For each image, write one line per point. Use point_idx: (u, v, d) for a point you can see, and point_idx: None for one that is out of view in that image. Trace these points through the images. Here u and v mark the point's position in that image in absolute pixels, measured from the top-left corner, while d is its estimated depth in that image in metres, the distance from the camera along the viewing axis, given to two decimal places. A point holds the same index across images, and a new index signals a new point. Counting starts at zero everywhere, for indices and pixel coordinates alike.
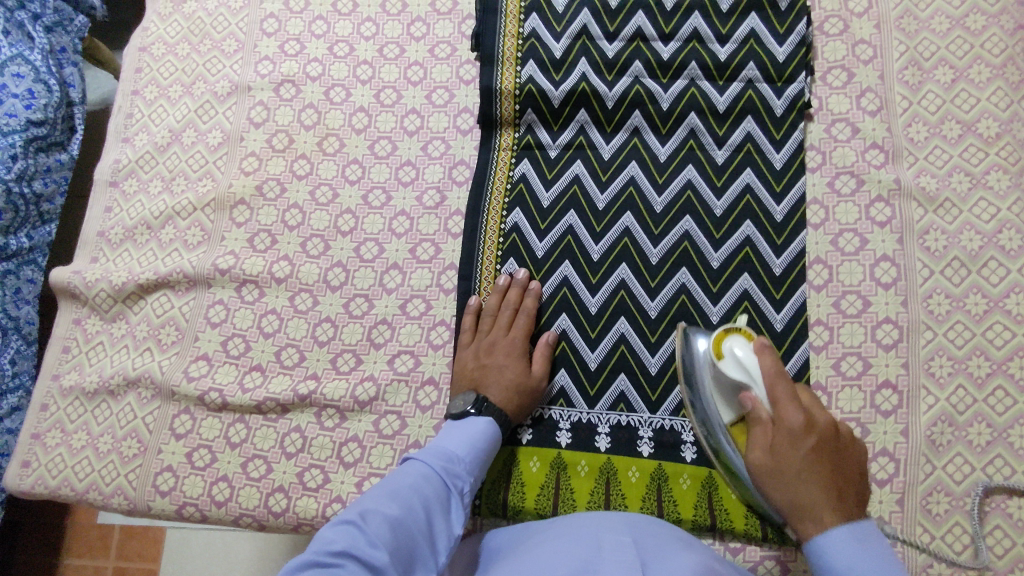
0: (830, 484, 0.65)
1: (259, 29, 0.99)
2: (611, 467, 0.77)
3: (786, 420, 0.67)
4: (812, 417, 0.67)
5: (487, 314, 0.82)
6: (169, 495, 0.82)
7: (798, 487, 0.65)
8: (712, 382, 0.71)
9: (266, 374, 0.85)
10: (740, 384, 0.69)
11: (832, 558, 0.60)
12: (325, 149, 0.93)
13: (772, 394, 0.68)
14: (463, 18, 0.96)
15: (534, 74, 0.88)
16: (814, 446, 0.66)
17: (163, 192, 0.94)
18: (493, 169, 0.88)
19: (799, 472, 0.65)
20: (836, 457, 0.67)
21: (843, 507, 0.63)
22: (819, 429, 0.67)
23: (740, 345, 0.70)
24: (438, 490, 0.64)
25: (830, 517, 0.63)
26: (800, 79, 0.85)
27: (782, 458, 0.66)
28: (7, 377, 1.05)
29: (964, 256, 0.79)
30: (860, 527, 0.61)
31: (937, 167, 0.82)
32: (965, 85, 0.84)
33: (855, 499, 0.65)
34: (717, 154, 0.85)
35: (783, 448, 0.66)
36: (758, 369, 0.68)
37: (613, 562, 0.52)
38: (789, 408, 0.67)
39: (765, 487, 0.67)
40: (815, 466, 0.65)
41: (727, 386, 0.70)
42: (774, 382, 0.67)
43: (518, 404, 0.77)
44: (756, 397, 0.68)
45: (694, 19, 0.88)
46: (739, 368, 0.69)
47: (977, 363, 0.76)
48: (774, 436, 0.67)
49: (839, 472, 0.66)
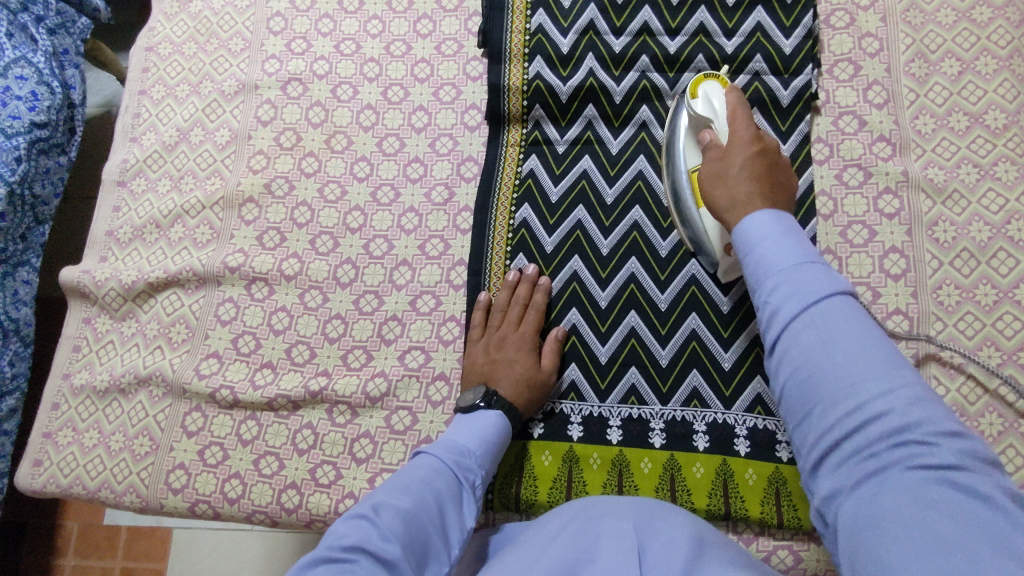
0: (760, 175, 0.64)
1: (265, 27, 0.99)
2: (624, 459, 0.77)
3: (740, 122, 0.69)
4: (762, 133, 0.68)
5: (498, 309, 0.82)
6: (182, 492, 0.82)
7: (730, 170, 0.66)
8: (687, 119, 0.79)
9: (277, 371, 0.85)
10: (707, 122, 0.75)
11: (749, 230, 0.57)
12: (332, 146, 0.93)
13: (730, 113, 0.71)
14: (469, 15, 0.96)
15: (541, 71, 0.88)
16: (760, 150, 0.66)
17: (172, 191, 0.94)
18: (501, 165, 0.88)
19: (737, 163, 0.66)
20: (777, 172, 0.66)
21: (768, 201, 0.62)
22: (766, 142, 0.67)
23: (714, 90, 0.76)
24: (449, 484, 0.65)
25: (754, 209, 0.61)
26: (807, 72, 0.85)
27: (734, 153, 0.67)
28: (6, 379, 1.06)
29: (973, 247, 0.79)
30: (773, 211, 0.58)
31: (945, 158, 0.82)
32: (972, 77, 0.84)
33: (783, 208, 0.64)
34: None
35: (730, 150, 0.68)
36: (722, 109, 0.74)
37: (612, 552, 0.52)
38: (744, 125, 0.69)
39: (709, 186, 0.68)
40: (751, 160, 0.65)
41: (698, 126, 0.77)
42: (735, 107, 0.71)
43: (527, 399, 0.77)
44: (715, 130, 0.72)
45: (700, 14, 0.88)
46: (707, 108, 0.76)
47: (988, 353, 0.76)
48: (727, 147, 0.68)
49: (774, 179, 0.65)
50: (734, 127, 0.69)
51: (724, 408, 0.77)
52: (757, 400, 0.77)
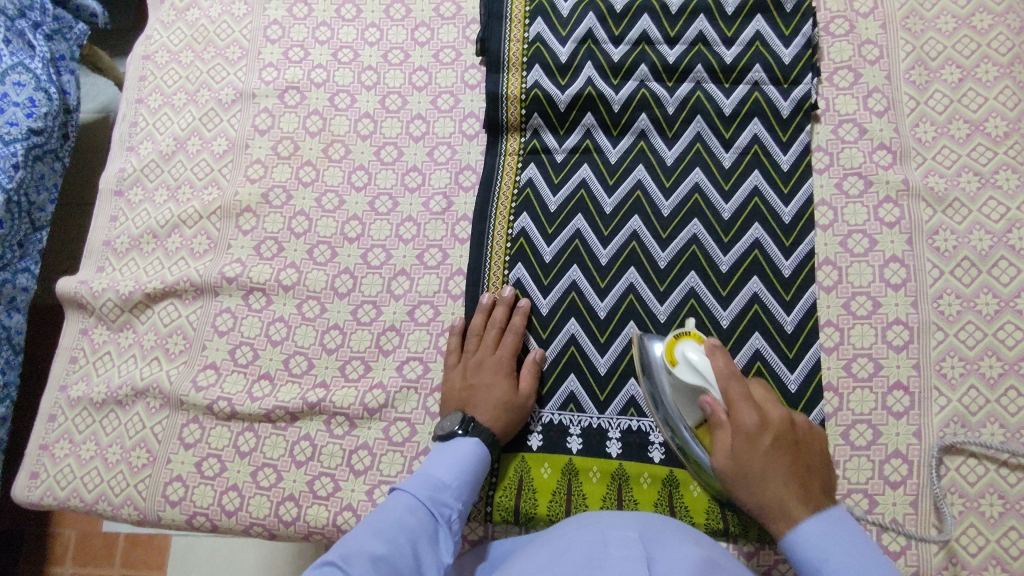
0: (795, 479, 0.66)
1: (263, 35, 0.99)
2: (624, 473, 0.76)
3: (743, 418, 0.68)
4: (766, 415, 0.68)
5: (473, 333, 0.81)
6: (180, 505, 0.81)
7: (766, 485, 0.66)
8: (670, 386, 0.73)
9: (275, 382, 0.85)
10: (697, 388, 0.71)
11: (808, 542, 0.62)
12: (330, 155, 0.92)
13: (724, 389, 0.69)
14: (467, 23, 0.96)
15: (539, 79, 0.88)
16: (775, 442, 0.67)
17: (169, 200, 0.94)
18: (499, 174, 0.87)
19: (764, 462, 0.66)
20: (801, 451, 0.68)
21: (809, 497, 0.65)
22: (775, 426, 0.68)
23: (691, 348, 0.72)
24: (424, 523, 0.65)
25: (799, 510, 0.64)
26: (807, 80, 0.84)
27: (745, 452, 0.67)
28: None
29: (974, 256, 0.79)
30: (830, 517, 0.63)
31: (945, 167, 0.82)
32: (972, 84, 0.83)
33: (822, 486, 0.67)
34: (725, 157, 0.84)
35: (744, 446, 0.67)
36: (713, 372, 0.70)
37: (620, 557, 0.52)
38: (745, 411, 0.68)
39: (732, 486, 0.68)
40: (781, 462, 0.66)
41: (686, 391, 0.72)
42: (727, 379, 0.69)
43: (506, 423, 0.77)
44: (713, 399, 0.70)
45: (699, 22, 0.88)
46: (694, 372, 0.71)
47: (990, 363, 0.76)
48: (734, 441, 0.68)
49: (806, 472, 0.67)
50: (738, 444, 0.67)
51: None
52: None
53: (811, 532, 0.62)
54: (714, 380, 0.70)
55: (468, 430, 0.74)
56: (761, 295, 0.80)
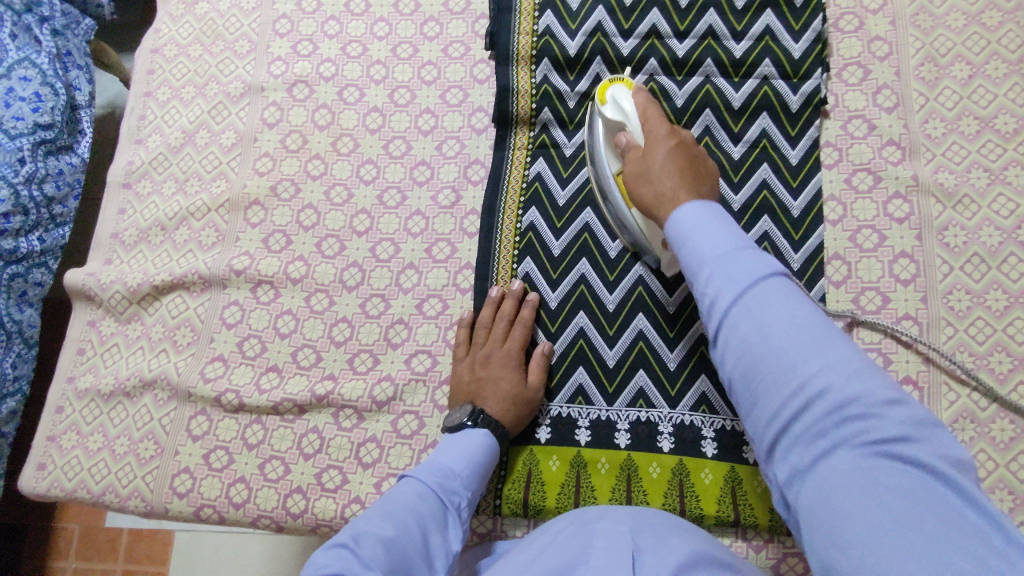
0: (684, 172, 0.63)
1: (271, 29, 0.99)
2: (633, 464, 0.76)
3: (651, 125, 0.69)
4: (677, 131, 0.68)
5: (481, 326, 0.82)
6: (187, 497, 0.81)
7: (652, 176, 0.65)
8: (605, 137, 0.77)
9: (283, 375, 0.85)
10: (618, 124, 0.75)
11: (679, 225, 0.55)
12: (339, 148, 0.92)
13: (641, 111, 0.72)
14: (476, 17, 0.96)
15: (549, 75, 0.89)
16: (676, 148, 0.66)
17: (177, 193, 0.94)
18: (508, 167, 0.87)
19: (662, 160, 0.65)
20: (699, 163, 0.66)
21: (691, 182, 0.62)
22: (681, 141, 0.67)
23: (618, 89, 0.76)
24: (434, 508, 0.64)
25: (681, 198, 0.60)
26: (817, 76, 0.85)
27: (652, 152, 0.67)
28: (9, 381, 1.05)
29: (984, 252, 0.79)
30: (702, 202, 0.56)
31: (955, 163, 0.82)
32: (982, 81, 0.83)
33: (709, 187, 0.64)
34: (734, 151, 0.84)
35: (650, 144, 0.68)
36: (631, 107, 0.73)
37: (603, 553, 0.53)
38: (656, 123, 0.69)
39: (632, 186, 0.68)
40: (673, 152, 0.65)
41: (614, 137, 0.75)
42: (645, 106, 0.72)
43: (515, 416, 0.77)
44: (631, 126, 0.72)
45: (709, 16, 0.88)
46: (616, 109, 0.75)
47: (999, 359, 0.75)
48: (645, 146, 0.68)
49: (697, 170, 0.64)
50: (645, 150, 0.68)
51: (733, 413, 0.77)
52: None
53: (687, 217, 0.55)
54: (632, 108, 0.73)
55: (478, 422, 0.74)
56: None
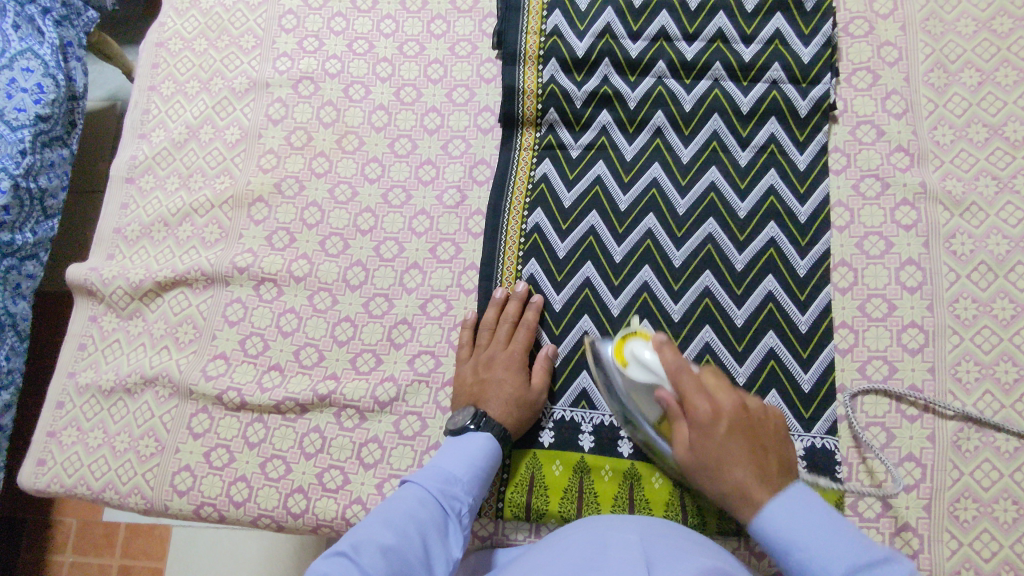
0: (754, 459, 0.65)
1: (278, 25, 0.98)
2: (636, 470, 0.76)
3: (696, 407, 0.68)
4: (716, 403, 0.68)
5: (485, 328, 0.81)
6: (188, 495, 0.81)
7: (721, 470, 0.66)
8: (625, 386, 0.73)
9: (285, 374, 0.84)
10: (650, 385, 0.71)
11: (776, 526, 0.61)
12: (344, 146, 0.92)
13: (675, 377, 0.68)
14: (483, 16, 0.95)
15: (556, 75, 0.88)
16: (731, 428, 0.67)
17: (181, 188, 0.93)
18: (514, 168, 0.87)
19: (721, 438, 0.66)
20: (762, 428, 0.68)
21: (762, 469, 0.65)
22: (728, 415, 0.67)
23: (640, 347, 0.72)
24: (434, 515, 0.64)
25: (760, 493, 0.64)
26: (826, 81, 0.84)
27: (703, 442, 0.67)
28: (3, 373, 1.04)
29: (991, 260, 0.78)
30: (797, 492, 0.63)
31: (963, 170, 0.81)
32: (992, 88, 0.83)
33: (778, 461, 0.67)
34: (741, 155, 0.84)
35: (701, 433, 0.67)
36: (662, 367, 0.70)
37: (619, 558, 0.52)
38: (699, 399, 0.68)
39: (698, 478, 0.68)
40: (739, 442, 0.66)
41: (642, 390, 0.71)
42: (678, 373, 0.68)
43: (518, 419, 0.76)
44: (667, 393, 0.69)
45: (718, 19, 0.87)
46: (645, 371, 0.71)
47: (1005, 368, 0.75)
48: (695, 432, 0.68)
49: (758, 433, 0.67)
50: (696, 433, 0.67)
51: None
52: None
53: (778, 519, 0.61)
54: (666, 380, 0.70)
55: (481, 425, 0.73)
56: (775, 294, 0.79)
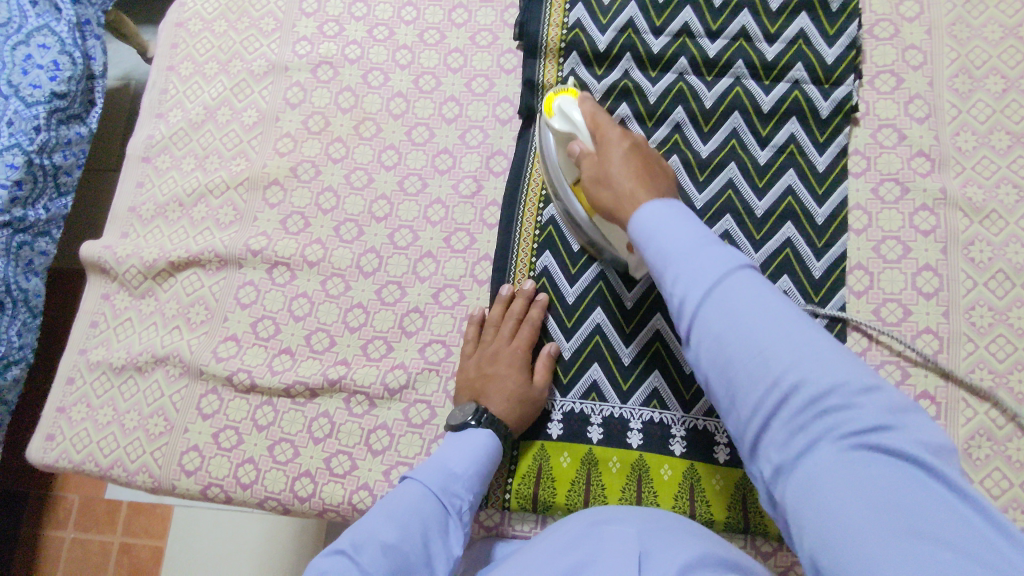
0: (641, 170, 0.63)
1: (298, 8, 0.97)
2: (644, 464, 0.76)
3: (592, 160, 0.69)
4: (624, 133, 0.68)
5: (490, 324, 0.81)
6: (195, 475, 0.81)
7: (616, 182, 0.64)
8: (559, 157, 0.76)
9: (295, 358, 0.85)
10: (568, 134, 0.73)
11: (648, 230, 0.55)
12: (361, 132, 0.92)
13: (591, 121, 0.71)
14: (505, 6, 0.95)
15: (576, 68, 0.88)
16: (629, 147, 0.66)
17: (196, 169, 0.93)
18: (531, 160, 0.87)
19: (621, 164, 0.64)
20: (655, 166, 0.66)
21: (649, 183, 0.62)
22: (632, 141, 0.67)
23: (565, 100, 0.74)
24: (435, 511, 0.64)
25: (640, 197, 0.60)
26: (849, 82, 0.83)
27: (609, 154, 0.66)
28: (14, 349, 1.04)
29: (1009, 269, 0.78)
30: (666, 203, 0.56)
31: (984, 177, 0.81)
32: (1017, 95, 0.82)
33: (667, 187, 0.63)
34: (760, 154, 0.83)
35: (606, 146, 0.67)
36: (577, 116, 0.72)
37: (609, 560, 0.52)
38: (608, 128, 0.69)
39: (600, 200, 0.66)
40: (628, 155, 0.65)
41: (562, 140, 0.74)
42: (591, 116, 0.71)
43: (519, 416, 0.76)
44: (582, 138, 0.71)
45: (742, 17, 0.86)
46: (564, 120, 0.73)
47: (1020, 378, 0.75)
48: (601, 152, 0.68)
49: (653, 169, 0.65)
50: (606, 140, 0.68)
51: None
52: None
53: (649, 217, 0.55)
54: (580, 124, 0.72)
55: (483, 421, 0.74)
56: (790, 295, 0.79)
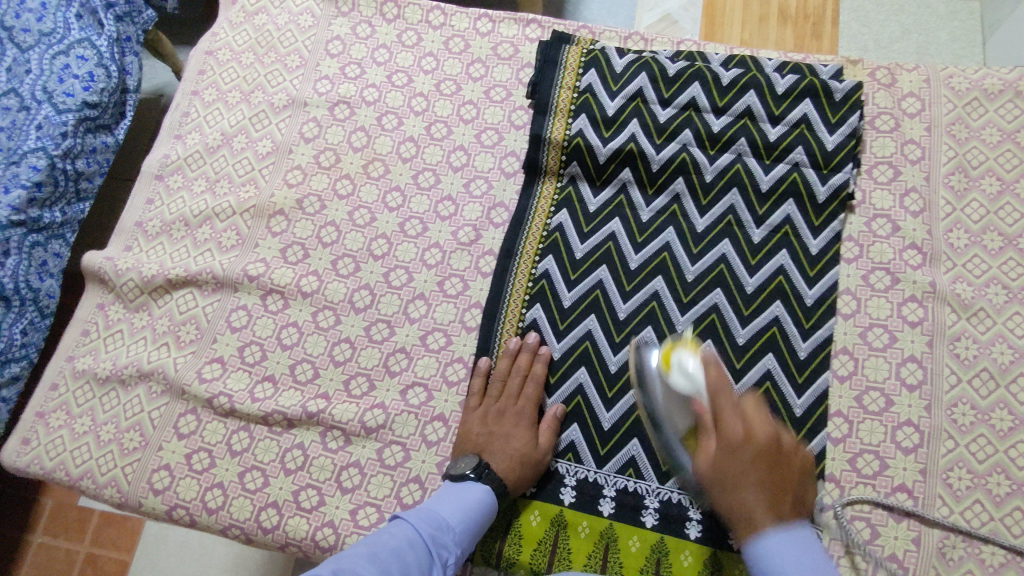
0: (772, 492, 0.63)
1: (324, 49, 1.01)
2: (613, 533, 0.75)
3: (726, 421, 0.65)
4: (751, 427, 0.65)
5: (497, 378, 0.81)
6: (163, 494, 0.81)
7: (741, 491, 0.63)
8: (664, 399, 0.72)
9: (277, 386, 0.85)
10: (688, 397, 0.70)
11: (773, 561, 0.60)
12: (369, 172, 0.94)
13: (714, 397, 0.67)
14: (521, 66, 0.98)
15: (584, 129, 0.89)
16: (757, 456, 0.64)
17: (206, 192, 0.96)
18: (531, 214, 0.89)
19: (746, 460, 0.64)
20: (783, 460, 0.65)
21: (777, 502, 0.62)
22: (761, 444, 0.64)
23: (688, 359, 0.72)
24: (420, 556, 0.62)
25: (762, 519, 0.61)
26: (846, 170, 0.85)
27: (726, 462, 0.64)
28: (16, 347, 1.04)
29: (994, 369, 0.78)
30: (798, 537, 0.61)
31: (974, 276, 0.81)
32: (1010, 198, 0.84)
33: (794, 498, 0.63)
34: (755, 232, 0.85)
35: (725, 452, 0.64)
36: (703, 381, 0.69)
37: None
38: (732, 423, 0.65)
39: (711, 491, 0.65)
40: (757, 490, 0.62)
41: (677, 401, 0.71)
42: (716, 391, 0.67)
43: (514, 472, 0.75)
44: (704, 406, 0.68)
45: (748, 97, 0.88)
46: (686, 378, 0.71)
47: (998, 480, 0.74)
48: (720, 447, 0.65)
49: (781, 482, 0.63)
50: (724, 425, 0.65)
51: None
52: None
53: (773, 547, 0.60)
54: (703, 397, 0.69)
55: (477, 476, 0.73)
56: (774, 373, 0.79)
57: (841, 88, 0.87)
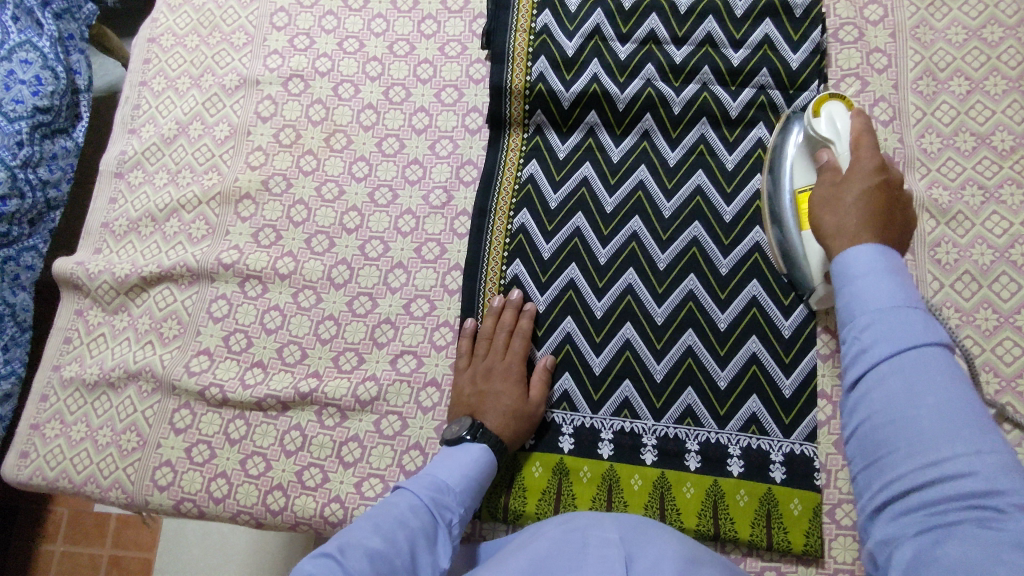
0: (885, 222, 0.55)
1: (269, 22, 0.98)
2: (614, 474, 0.76)
3: (856, 166, 0.60)
4: (876, 161, 0.60)
5: (483, 336, 0.81)
6: (168, 490, 0.81)
7: (836, 239, 0.56)
8: (798, 155, 0.76)
9: (267, 371, 0.85)
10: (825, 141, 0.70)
11: (850, 269, 0.48)
12: (332, 145, 0.92)
13: (854, 140, 0.64)
14: (474, 16, 0.95)
15: (545, 74, 0.87)
16: (871, 185, 0.58)
17: (169, 184, 0.93)
18: (501, 167, 0.87)
19: (858, 224, 0.55)
20: (898, 210, 0.57)
21: (885, 231, 0.55)
22: (883, 175, 0.59)
23: (838, 109, 0.70)
24: (424, 522, 0.63)
25: (867, 235, 0.54)
26: (814, 87, 0.84)
27: (844, 190, 0.59)
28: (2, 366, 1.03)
29: (975, 270, 0.78)
30: (882, 247, 0.48)
31: (950, 179, 0.81)
32: (980, 97, 0.83)
33: (900, 230, 0.56)
34: (728, 159, 0.84)
35: (840, 186, 0.60)
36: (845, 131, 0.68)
37: (597, 558, 0.52)
38: (866, 158, 0.60)
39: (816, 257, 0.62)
40: (866, 198, 0.57)
41: (817, 143, 0.71)
42: (857, 135, 0.64)
43: (511, 427, 0.76)
44: (830, 155, 0.65)
45: (707, 23, 0.87)
46: (831, 128, 0.70)
47: (986, 379, 0.75)
48: (836, 183, 0.60)
49: (889, 215, 0.56)
50: (827, 210, 0.59)
51: (718, 427, 0.76)
52: (751, 420, 0.76)
53: (855, 261, 0.48)
54: (835, 142, 0.68)
55: (472, 434, 0.74)
56: (759, 299, 0.79)
57: (800, 4, 0.85)
